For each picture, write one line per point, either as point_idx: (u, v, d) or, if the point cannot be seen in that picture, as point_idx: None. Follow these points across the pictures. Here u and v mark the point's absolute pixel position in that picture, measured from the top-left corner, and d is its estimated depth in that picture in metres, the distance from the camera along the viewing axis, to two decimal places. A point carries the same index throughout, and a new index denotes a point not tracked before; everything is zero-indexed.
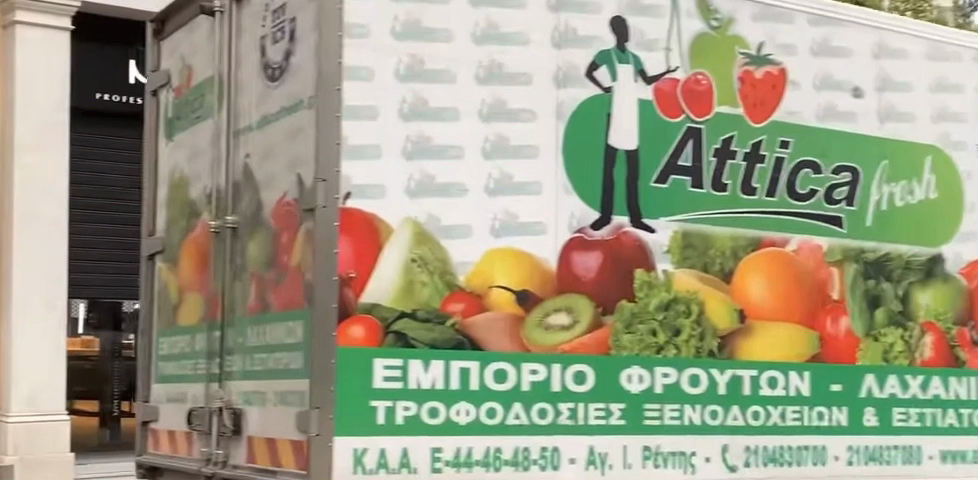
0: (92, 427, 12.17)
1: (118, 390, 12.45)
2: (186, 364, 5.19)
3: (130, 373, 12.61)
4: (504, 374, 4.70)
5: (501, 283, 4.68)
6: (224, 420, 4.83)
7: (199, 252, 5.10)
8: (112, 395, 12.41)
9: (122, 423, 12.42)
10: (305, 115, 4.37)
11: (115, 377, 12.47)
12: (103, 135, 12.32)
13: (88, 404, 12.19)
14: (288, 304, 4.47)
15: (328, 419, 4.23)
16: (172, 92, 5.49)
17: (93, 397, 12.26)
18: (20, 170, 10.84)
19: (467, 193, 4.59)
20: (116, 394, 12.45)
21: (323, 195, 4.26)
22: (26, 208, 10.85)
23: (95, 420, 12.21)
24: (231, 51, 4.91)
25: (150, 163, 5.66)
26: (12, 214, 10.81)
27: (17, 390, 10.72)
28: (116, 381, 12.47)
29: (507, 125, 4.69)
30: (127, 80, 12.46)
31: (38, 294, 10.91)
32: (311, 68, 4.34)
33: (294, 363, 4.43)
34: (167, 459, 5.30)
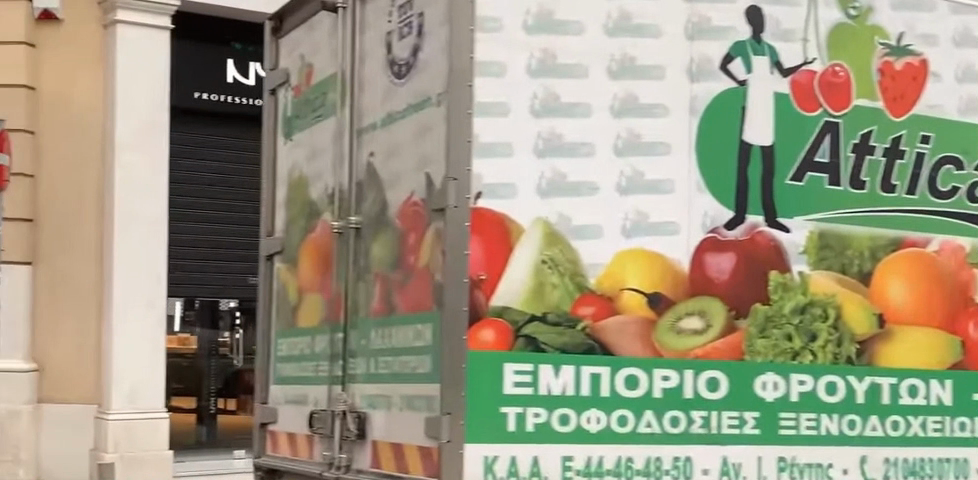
0: (190, 424, 12.30)
1: (214, 387, 12.46)
2: (306, 365, 5.20)
3: (227, 370, 12.54)
4: (636, 380, 4.44)
5: (632, 285, 4.43)
6: (349, 423, 4.74)
7: (320, 252, 5.09)
8: (209, 393, 12.44)
9: (218, 421, 12.50)
10: (435, 113, 4.24)
11: (210, 373, 12.47)
12: (201, 134, 12.36)
13: (185, 401, 12.19)
14: (416, 306, 4.33)
15: (459, 426, 4.07)
16: (290, 90, 5.44)
17: (190, 394, 12.26)
18: (120, 169, 10.87)
19: (599, 192, 4.39)
20: (213, 391, 12.46)
21: (454, 195, 4.10)
22: (125, 207, 10.89)
23: (193, 416, 12.33)
24: (354, 48, 4.82)
25: (268, 162, 5.65)
26: (111, 213, 10.88)
27: (118, 388, 10.78)
28: (213, 379, 12.48)
29: (639, 121, 4.48)
30: (225, 79, 12.48)
31: (137, 293, 10.98)
32: (441, 63, 4.22)
33: (422, 367, 4.29)
34: (286, 460, 5.34)
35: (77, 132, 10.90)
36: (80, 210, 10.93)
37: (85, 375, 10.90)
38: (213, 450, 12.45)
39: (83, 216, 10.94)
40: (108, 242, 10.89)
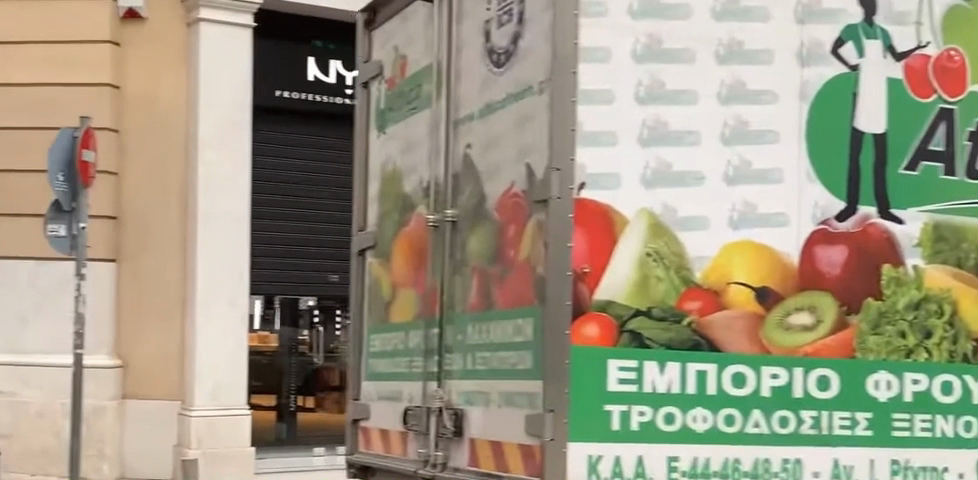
0: (271, 422, 12.23)
1: (294, 385, 12.47)
2: (401, 361, 5.12)
3: (307, 368, 12.55)
4: (743, 378, 4.18)
5: (739, 279, 4.19)
6: (445, 420, 4.64)
7: (416, 246, 5.00)
8: (289, 390, 12.45)
9: (298, 418, 12.49)
10: (537, 101, 4.12)
11: (289, 370, 12.48)
12: (281, 132, 12.33)
13: (266, 398, 12.18)
14: (515, 300, 4.22)
15: (563, 424, 3.92)
16: (383, 83, 5.36)
17: (270, 392, 12.26)
18: (204, 168, 10.84)
19: (705, 182, 4.18)
20: (292, 388, 12.48)
21: (558, 185, 3.97)
22: (208, 206, 10.85)
23: (273, 414, 12.27)
24: (450, 38, 4.72)
25: (360, 157, 5.59)
26: (194, 210, 10.85)
27: (201, 384, 10.78)
28: (292, 376, 12.48)
29: (747, 108, 4.27)
30: (306, 78, 12.46)
31: (218, 291, 10.92)
32: (543, 50, 4.10)
33: (522, 363, 4.17)
34: (379, 457, 5.28)
35: (159, 130, 10.92)
36: (163, 208, 10.93)
37: (168, 372, 10.94)
38: (292, 447, 12.39)
39: (166, 214, 10.94)
40: (190, 240, 10.87)
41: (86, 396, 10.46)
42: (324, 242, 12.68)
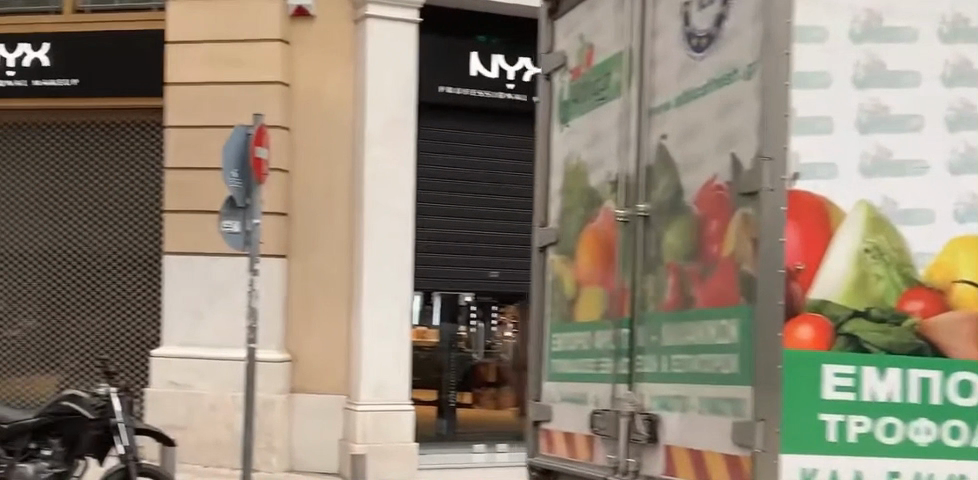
0: (431, 417, 12.05)
1: (454, 380, 12.30)
2: (587, 362, 4.89)
3: (466, 364, 12.42)
4: (971, 386, 3.71)
5: (965, 277, 3.71)
6: (638, 426, 4.39)
7: (603, 243, 4.76)
8: (449, 386, 12.27)
9: (457, 414, 12.31)
10: (744, 87, 3.84)
11: (448, 367, 12.30)
12: (440, 127, 11.94)
13: (426, 393, 12.05)
14: (718, 300, 3.93)
15: (775, 434, 3.59)
16: (568, 73, 5.16)
17: (430, 387, 12.12)
18: (370, 162, 10.77)
19: (930, 171, 3.76)
20: (452, 384, 12.30)
21: (769, 176, 3.67)
22: (376, 200, 10.82)
23: (433, 409, 12.10)
24: (643, 23, 4.48)
25: (541, 151, 5.41)
26: (361, 206, 10.81)
27: (366, 377, 10.74)
28: (452, 372, 12.31)
29: (973, 91, 3.81)
30: (469, 73, 12.03)
31: (383, 287, 10.87)
32: (751, 32, 3.82)
33: (726, 367, 3.87)
34: (563, 461, 5.07)
35: (327, 127, 10.96)
36: (332, 205, 10.96)
37: (333, 365, 10.98)
38: (452, 443, 12.18)
39: (333, 209, 10.96)
40: (357, 235, 10.86)
41: (257, 389, 10.63)
42: (483, 239, 12.23)
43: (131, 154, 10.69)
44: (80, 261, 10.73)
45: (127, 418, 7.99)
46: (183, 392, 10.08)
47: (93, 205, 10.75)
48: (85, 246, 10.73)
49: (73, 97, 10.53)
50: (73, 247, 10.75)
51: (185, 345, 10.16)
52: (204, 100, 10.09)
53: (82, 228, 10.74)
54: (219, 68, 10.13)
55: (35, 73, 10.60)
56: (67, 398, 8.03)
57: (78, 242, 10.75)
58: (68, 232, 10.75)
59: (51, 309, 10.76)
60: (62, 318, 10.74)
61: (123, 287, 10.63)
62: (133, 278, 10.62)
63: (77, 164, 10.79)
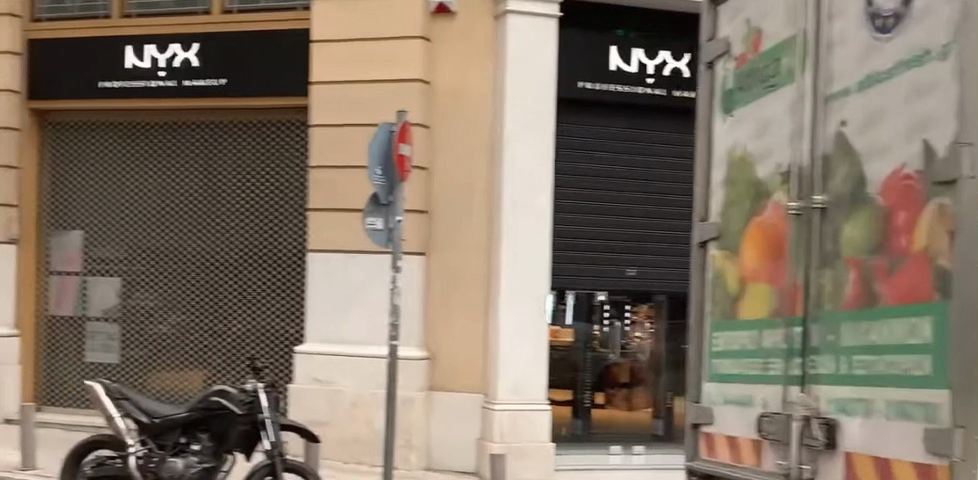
0: (566, 418, 11.80)
1: (589, 381, 11.99)
2: (754, 363, 4.62)
3: (601, 364, 12.10)
4: None
5: None
6: (814, 431, 4.11)
7: (771, 237, 4.50)
8: (584, 386, 11.97)
9: (592, 414, 11.99)
10: (940, 68, 3.55)
11: (584, 367, 12.00)
12: (579, 123, 11.70)
13: (561, 393, 11.79)
14: (908, 296, 3.65)
15: (975, 441, 3.27)
16: (733, 61, 4.93)
17: (565, 386, 11.85)
18: (511, 159, 10.65)
19: None
20: (587, 384, 12.00)
21: (969, 161, 3.37)
22: (517, 197, 10.68)
23: (568, 409, 11.82)
24: (819, 5, 4.23)
25: (703, 143, 5.18)
26: (500, 204, 10.68)
27: (505, 375, 10.61)
28: (587, 372, 12.01)
29: None
30: (609, 68, 11.69)
31: (522, 285, 10.73)
32: (947, 8, 3.53)
33: (917, 369, 3.59)
34: (727, 467, 4.81)
35: (467, 122, 10.84)
36: (471, 201, 10.85)
37: (472, 362, 10.88)
38: (587, 444, 11.86)
39: (472, 207, 10.85)
40: (496, 232, 10.75)
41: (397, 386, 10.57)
42: (621, 235, 11.86)
43: (276, 151, 10.62)
44: (227, 258, 10.73)
45: (274, 414, 8.05)
46: (324, 388, 9.98)
47: (240, 202, 10.73)
48: (233, 243, 10.72)
49: (219, 97, 10.44)
50: (222, 245, 10.74)
51: (326, 342, 10.10)
52: (348, 98, 9.95)
53: (228, 225, 10.73)
54: (362, 65, 9.96)
55: (184, 74, 10.54)
56: (216, 394, 8.05)
57: (226, 239, 10.74)
58: (217, 228, 10.76)
59: (201, 303, 10.77)
60: (210, 314, 10.75)
61: (269, 285, 10.59)
62: (279, 275, 10.56)
63: (223, 163, 10.78)
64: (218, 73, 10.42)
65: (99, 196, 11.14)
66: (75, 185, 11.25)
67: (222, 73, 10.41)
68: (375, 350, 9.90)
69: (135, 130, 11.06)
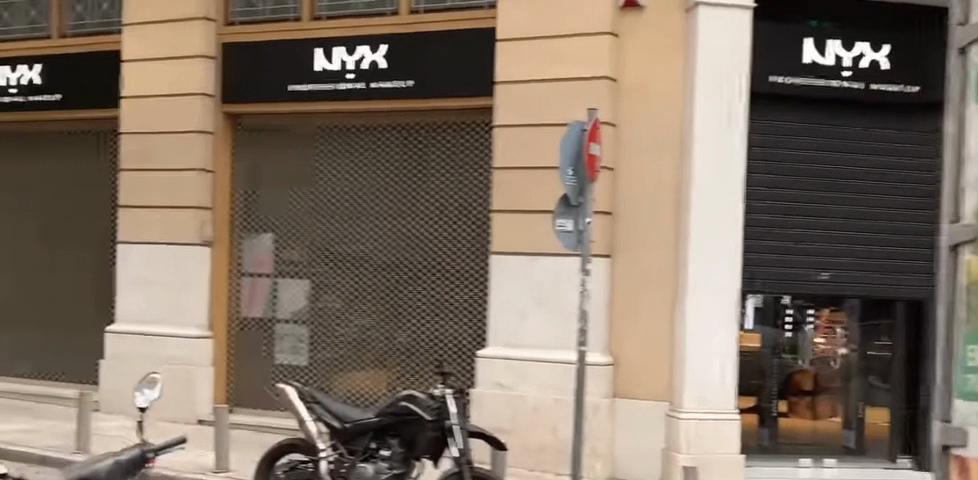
0: (752, 426, 9.93)
1: (777, 388, 10.05)
2: None
3: (790, 369, 10.13)
4: None
5: None
6: None
7: None
8: (772, 394, 10.03)
9: (781, 424, 10.04)
10: None
11: (768, 373, 10.07)
12: (768, 120, 9.71)
13: (746, 400, 9.94)
14: None
15: None
16: None
17: (751, 392, 9.99)
18: (700, 152, 9.24)
19: None
20: (775, 392, 10.06)
21: None
22: (705, 196, 9.25)
23: (755, 418, 9.95)
24: None
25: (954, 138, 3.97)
26: (688, 202, 9.27)
27: (690, 388, 9.21)
28: (775, 379, 10.07)
29: None
30: (801, 62, 9.69)
31: (717, 290, 9.28)
32: None
33: None
34: None
35: (657, 114, 9.52)
36: (658, 203, 9.51)
37: (661, 369, 9.48)
38: (776, 459, 9.91)
39: (658, 207, 9.51)
40: (684, 235, 9.33)
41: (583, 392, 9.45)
42: (819, 238, 9.77)
43: (464, 152, 10.10)
44: (415, 262, 10.33)
45: (461, 421, 7.76)
46: (504, 393, 9.52)
47: (429, 203, 10.28)
48: (422, 246, 10.31)
49: (405, 100, 10.04)
50: (411, 248, 10.35)
51: (507, 347, 9.63)
52: (536, 97, 9.40)
53: (417, 227, 10.32)
54: (550, 63, 9.34)
55: (371, 76, 10.15)
56: (405, 399, 7.88)
57: (415, 242, 10.34)
58: (406, 231, 10.38)
59: (391, 310, 10.44)
60: (398, 318, 10.38)
61: (457, 290, 10.13)
62: (467, 280, 10.09)
63: (411, 164, 10.36)
64: (404, 76, 10.01)
65: (290, 197, 10.92)
66: (264, 185, 11.01)
67: (409, 74, 9.99)
68: (565, 355, 9.33)
69: (323, 130, 10.75)
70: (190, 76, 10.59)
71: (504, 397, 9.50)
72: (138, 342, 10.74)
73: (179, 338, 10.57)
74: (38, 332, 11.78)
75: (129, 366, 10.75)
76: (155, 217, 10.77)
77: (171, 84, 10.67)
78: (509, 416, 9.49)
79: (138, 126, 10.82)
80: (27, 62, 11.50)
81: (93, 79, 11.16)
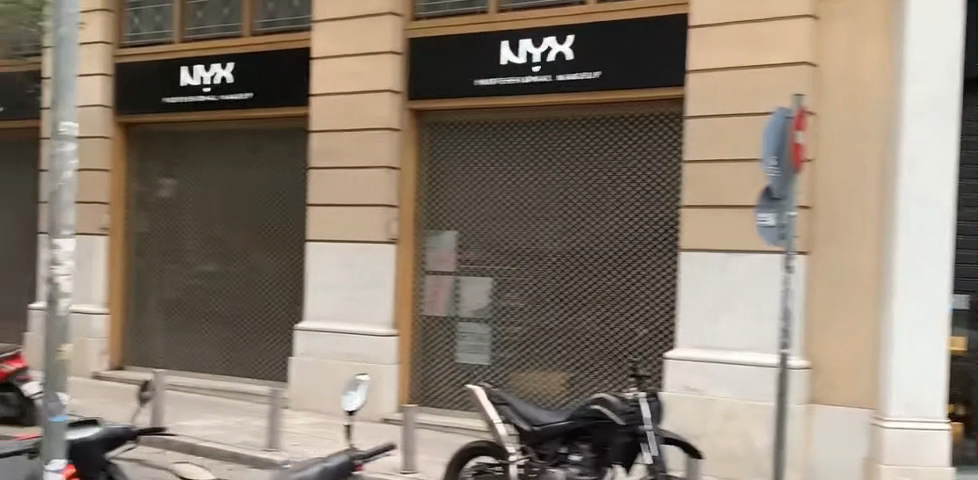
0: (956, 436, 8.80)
1: None
2: None
3: None
4: None
5: None
6: None
7: None
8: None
9: None
10: None
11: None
12: None
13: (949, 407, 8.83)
14: None
15: None
16: None
17: (955, 398, 8.87)
18: (909, 137, 8.31)
19: None
20: None
21: None
22: (914, 183, 8.30)
23: (960, 426, 8.83)
24: None
25: None
26: (895, 191, 8.36)
27: (896, 392, 8.28)
28: None
29: None
30: None
31: (930, 284, 8.30)
32: None
33: None
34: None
35: (863, 99, 8.65)
36: (860, 199, 8.66)
37: (859, 371, 8.66)
38: None
39: (863, 196, 8.65)
40: (890, 226, 8.43)
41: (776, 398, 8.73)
42: None
43: (653, 145, 9.69)
44: (601, 260, 9.97)
45: (655, 427, 7.33)
46: (696, 396, 9.06)
47: (615, 198, 9.91)
48: (608, 241, 9.94)
49: (592, 92, 9.71)
50: (597, 243, 9.99)
51: (701, 348, 9.15)
52: (732, 85, 8.92)
53: (603, 223, 9.97)
54: (748, 48, 8.84)
55: (558, 68, 9.85)
56: (596, 402, 7.50)
57: (601, 238, 9.98)
58: (592, 227, 10.03)
59: (573, 308, 10.10)
60: (582, 317, 10.04)
61: (645, 289, 9.71)
62: (656, 278, 9.67)
63: (596, 159, 10.00)
64: (591, 67, 9.68)
65: (473, 194, 10.73)
66: (448, 183, 10.87)
67: (597, 65, 9.66)
68: (766, 359, 8.79)
69: (506, 127, 10.51)
70: (377, 73, 10.57)
71: (696, 401, 9.04)
72: (326, 340, 10.79)
73: (366, 336, 10.55)
74: (228, 330, 11.96)
75: (317, 363, 10.80)
76: (343, 215, 10.79)
77: (360, 82, 10.66)
78: (700, 421, 9.02)
79: (326, 124, 10.87)
80: (221, 60, 11.63)
81: (284, 78, 11.25)
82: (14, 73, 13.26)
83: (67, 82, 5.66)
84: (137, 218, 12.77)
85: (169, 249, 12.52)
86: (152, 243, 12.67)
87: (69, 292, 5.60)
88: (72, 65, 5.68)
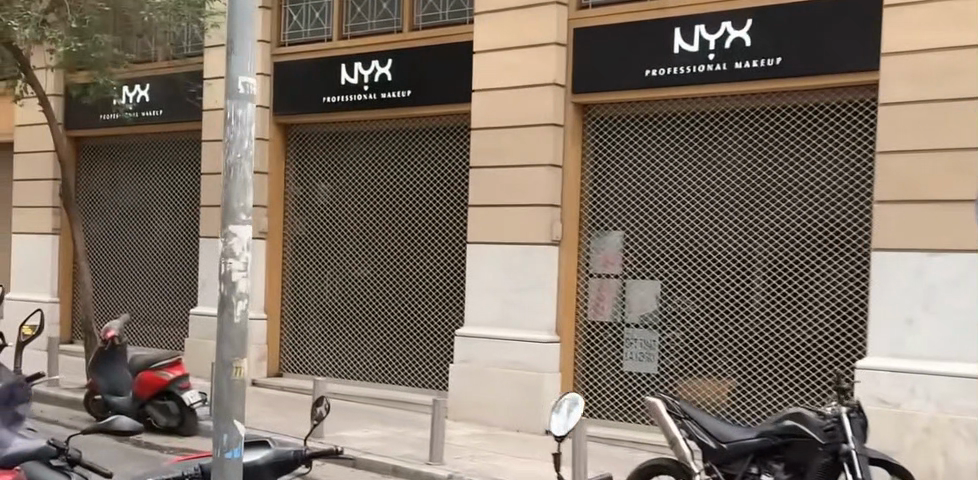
0: None
1: None
2: None
3: None
4: None
5: None
6: None
7: None
8: None
9: None
10: None
11: None
12: None
13: None
14: None
15: None
16: None
17: None
18: None
19: None
20: None
21: None
22: None
23: None
24: None
25: None
26: None
27: None
28: None
29: None
30: None
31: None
32: None
33: None
34: None
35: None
36: None
37: None
38: None
39: None
40: None
41: None
42: None
43: (842, 135, 8.91)
44: (781, 260, 9.19)
45: (860, 447, 6.51)
46: (890, 409, 8.20)
47: (798, 194, 9.15)
48: (790, 240, 9.16)
49: (771, 80, 9.00)
50: (777, 242, 9.22)
51: (896, 357, 8.28)
52: (934, 68, 8.09)
53: (784, 221, 9.20)
54: (954, 26, 8.00)
55: (735, 56, 9.18)
56: (790, 418, 6.70)
57: (781, 237, 9.20)
58: (771, 225, 9.27)
59: (750, 312, 9.34)
60: (761, 322, 9.26)
61: (832, 291, 8.90)
62: (842, 279, 8.86)
63: (777, 151, 9.27)
64: (772, 54, 8.98)
65: (641, 192, 10.07)
66: (615, 180, 10.25)
67: (778, 51, 8.94)
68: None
69: (677, 119, 9.83)
70: (539, 65, 10.07)
71: (891, 415, 8.19)
72: (485, 346, 10.31)
73: (527, 343, 10.01)
74: (387, 337, 11.64)
75: (476, 371, 10.33)
76: (502, 215, 10.32)
77: (521, 75, 10.18)
78: (895, 437, 8.20)
79: (486, 120, 10.43)
80: (380, 56, 11.34)
81: (445, 72, 10.88)
82: (175, 74, 13.27)
83: (244, 40, 5.23)
84: (295, 221, 12.58)
85: (325, 254, 12.29)
86: (309, 246, 12.47)
87: (246, 291, 5.21)
88: (250, 32, 5.27)
